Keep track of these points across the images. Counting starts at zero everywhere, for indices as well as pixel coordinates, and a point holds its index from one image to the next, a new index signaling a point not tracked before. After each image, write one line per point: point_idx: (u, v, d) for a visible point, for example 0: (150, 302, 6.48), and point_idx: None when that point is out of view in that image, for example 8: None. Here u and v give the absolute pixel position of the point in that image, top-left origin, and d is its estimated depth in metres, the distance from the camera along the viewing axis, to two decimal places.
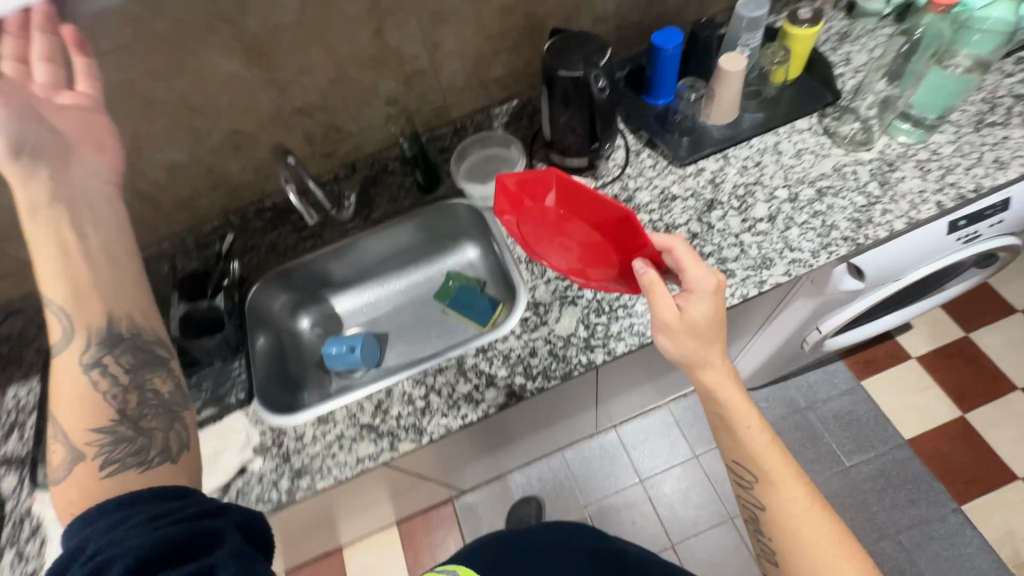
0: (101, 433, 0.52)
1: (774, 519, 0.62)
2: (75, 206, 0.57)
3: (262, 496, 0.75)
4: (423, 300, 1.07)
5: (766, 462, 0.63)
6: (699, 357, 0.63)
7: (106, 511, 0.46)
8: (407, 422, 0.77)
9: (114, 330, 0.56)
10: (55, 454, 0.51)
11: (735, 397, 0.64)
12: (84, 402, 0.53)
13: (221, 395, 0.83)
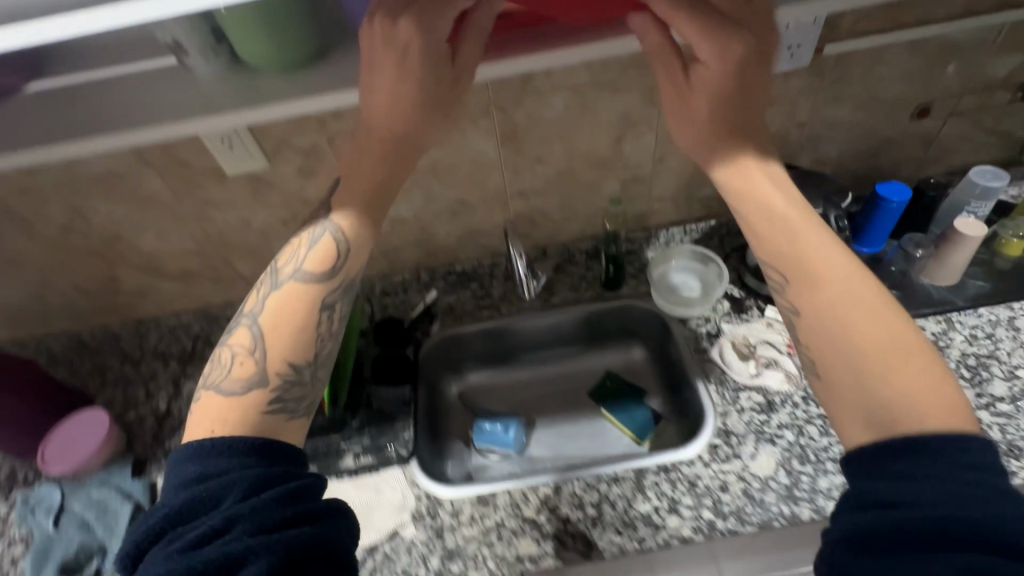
0: (298, 364, 0.51)
1: (812, 314, 0.49)
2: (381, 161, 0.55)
3: (410, 570, 0.70)
4: (572, 393, 1.02)
5: (827, 297, 0.49)
6: (718, 158, 0.55)
7: (228, 449, 0.46)
8: (575, 529, 0.71)
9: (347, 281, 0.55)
10: (241, 362, 0.50)
11: (772, 212, 0.53)
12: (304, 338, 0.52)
13: (379, 442, 0.80)
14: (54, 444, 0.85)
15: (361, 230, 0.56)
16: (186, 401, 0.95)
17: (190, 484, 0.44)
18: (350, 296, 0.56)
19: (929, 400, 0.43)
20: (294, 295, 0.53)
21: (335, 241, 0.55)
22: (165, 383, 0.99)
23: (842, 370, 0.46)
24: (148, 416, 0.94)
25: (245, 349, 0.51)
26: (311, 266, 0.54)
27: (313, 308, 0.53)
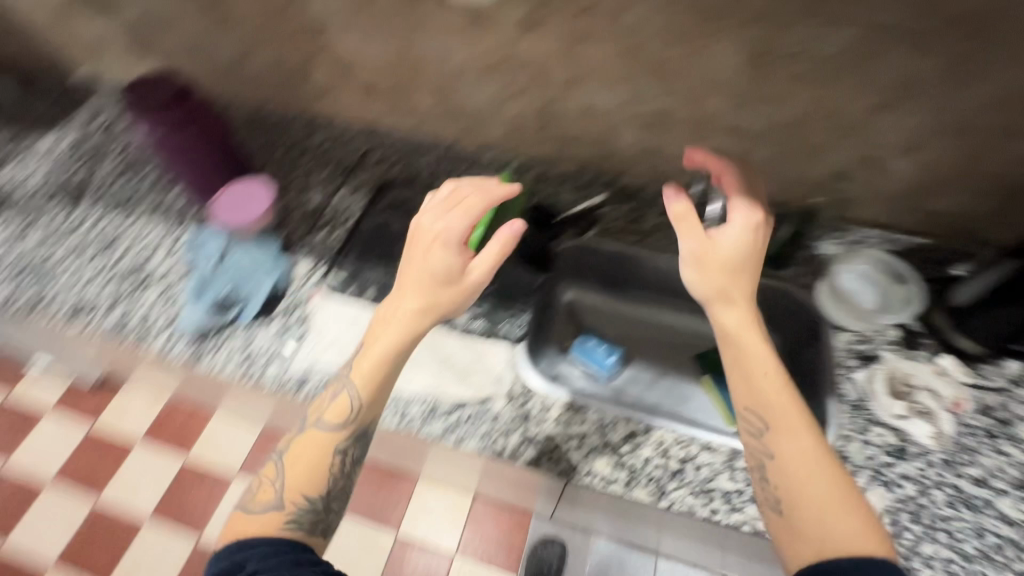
0: (305, 501, 0.61)
1: (752, 384, 0.60)
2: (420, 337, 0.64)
3: (488, 437, 0.74)
4: (680, 349, 0.98)
5: (786, 407, 0.58)
6: (724, 291, 0.64)
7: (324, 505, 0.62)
8: (653, 472, 0.71)
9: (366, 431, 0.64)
10: (339, 402, 0.64)
11: (749, 337, 0.62)
12: (377, 384, 0.64)
13: (496, 321, 0.84)
14: (226, 199, 0.93)
15: (325, 465, 0.62)
16: (334, 205, 0.99)
17: (244, 549, 0.57)
18: (320, 524, 0.62)
19: (857, 521, 0.52)
20: (309, 441, 0.63)
21: (390, 330, 0.63)
22: (319, 182, 1.03)
23: (802, 487, 0.55)
24: (299, 206, 0.99)
25: (271, 479, 0.62)
26: (270, 490, 0.61)
27: (415, 340, 0.64)
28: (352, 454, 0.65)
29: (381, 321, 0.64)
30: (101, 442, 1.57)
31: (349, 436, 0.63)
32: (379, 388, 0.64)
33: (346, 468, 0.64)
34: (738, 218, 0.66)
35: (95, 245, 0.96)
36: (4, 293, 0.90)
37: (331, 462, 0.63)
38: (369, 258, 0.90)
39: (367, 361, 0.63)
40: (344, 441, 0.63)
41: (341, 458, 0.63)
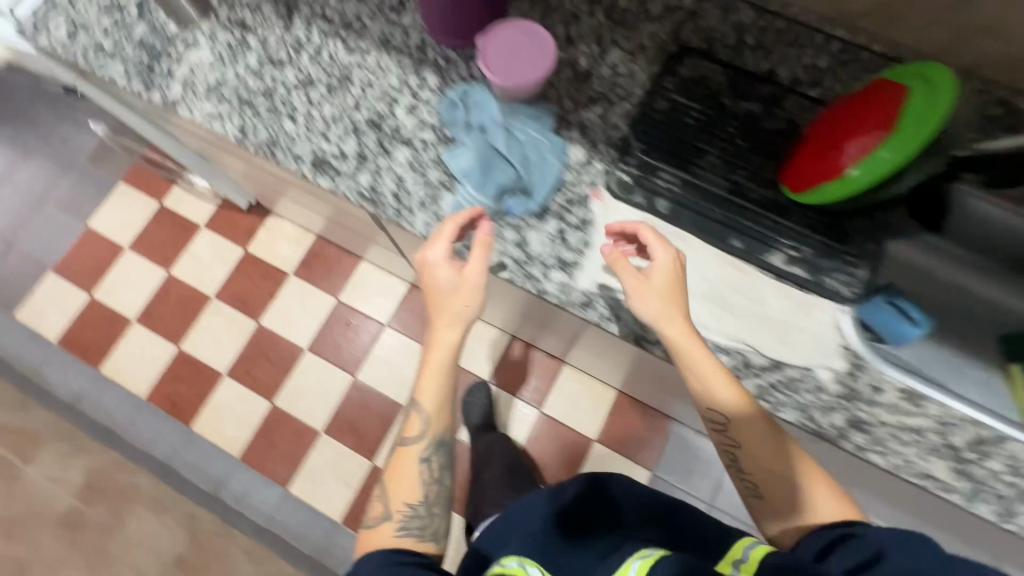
0: (411, 496, 0.73)
1: (704, 380, 0.62)
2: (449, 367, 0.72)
3: (808, 408, 0.64)
4: (981, 323, 0.83)
5: (737, 399, 0.62)
6: (665, 314, 0.62)
7: (422, 496, 0.73)
8: (1000, 487, 0.62)
9: (444, 440, 0.75)
10: (412, 419, 0.75)
11: (694, 347, 0.62)
12: (439, 395, 0.73)
13: (819, 271, 0.68)
14: (494, 49, 0.71)
15: (415, 475, 0.75)
16: (610, 74, 0.78)
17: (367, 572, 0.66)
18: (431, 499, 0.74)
19: (795, 471, 0.62)
20: (427, 358, 0.72)
21: (435, 396, 0.73)
22: (588, 36, 0.80)
23: (779, 473, 0.62)
24: (565, 67, 0.78)
25: (410, 417, 0.75)
26: (377, 506, 0.74)
27: (453, 402, 0.74)
28: (436, 463, 0.76)
29: (436, 346, 0.70)
30: (258, 269, 1.60)
31: (428, 446, 0.75)
32: (434, 394, 0.73)
33: (434, 472, 0.75)
34: (633, 269, 0.64)
35: (324, 80, 0.79)
36: (234, 127, 0.77)
37: (418, 470, 0.75)
38: (661, 161, 0.73)
39: (433, 376, 0.71)
40: (426, 450, 0.75)
41: (427, 465, 0.75)
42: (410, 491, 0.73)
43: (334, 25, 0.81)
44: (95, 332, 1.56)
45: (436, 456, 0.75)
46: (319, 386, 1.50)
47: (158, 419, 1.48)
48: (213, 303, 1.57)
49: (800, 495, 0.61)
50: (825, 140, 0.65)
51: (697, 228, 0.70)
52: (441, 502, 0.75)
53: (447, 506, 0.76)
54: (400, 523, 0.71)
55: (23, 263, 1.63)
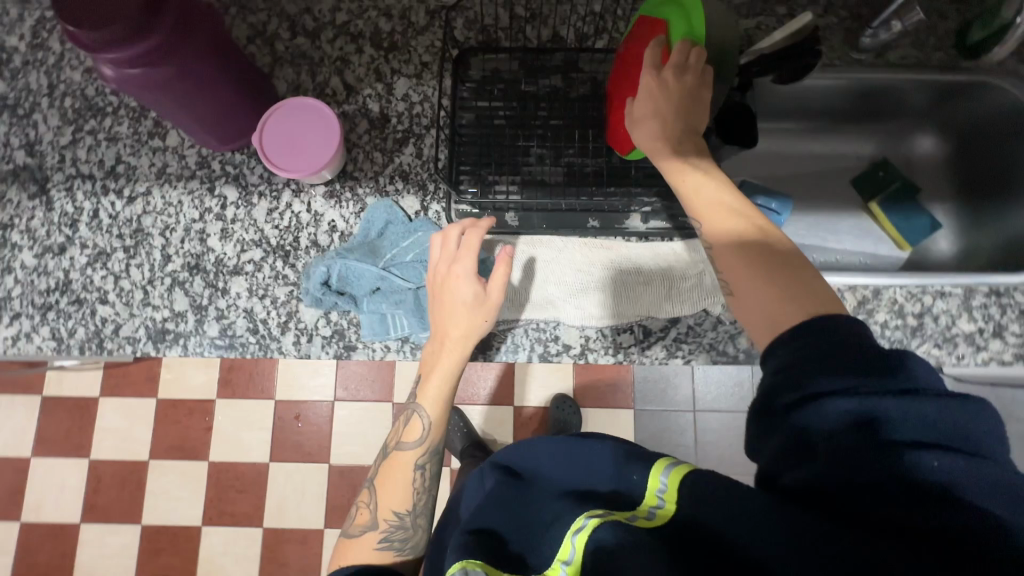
0: (396, 514, 0.60)
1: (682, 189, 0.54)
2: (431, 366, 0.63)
3: (717, 346, 0.67)
4: (833, 176, 0.89)
5: (708, 208, 0.51)
6: (652, 126, 0.57)
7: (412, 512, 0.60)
8: (894, 335, 0.67)
9: (439, 448, 0.62)
10: (411, 425, 0.62)
11: (698, 179, 0.53)
12: (445, 401, 0.62)
13: (675, 214, 0.69)
14: (270, 139, 0.66)
15: (407, 483, 0.61)
16: (406, 107, 0.73)
17: None
18: (405, 540, 0.59)
19: (769, 288, 0.43)
20: (434, 376, 0.62)
21: (437, 384, 0.62)
22: (367, 76, 0.74)
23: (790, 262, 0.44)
24: (359, 118, 0.73)
25: (412, 424, 0.62)
26: (364, 512, 0.60)
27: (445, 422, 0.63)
28: (431, 471, 0.62)
29: (442, 321, 0.61)
30: (180, 409, 1.49)
31: (428, 454, 0.61)
32: (442, 400, 0.61)
33: (429, 483, 0.62)
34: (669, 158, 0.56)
35: (118, 245, 0.70)
36: (46, 339, 0.68)
37: (412, 479, 0.61)
38: (493, 175, 0.71)
39: (437, 380, 0.61)
40: (424, 460, 0.61)
41: (422, 474, 0.62)
42: (399, 499, 0.60)
43: (99, 179, 0.72)
44: (45, 554, 1.44)
45: (432, 467, 0.62)
46: (300, 488, 1.46)
47: None
48: (152, 464, 1.47)
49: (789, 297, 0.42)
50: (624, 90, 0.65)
51: (552, 226, 0.71)
52: (429, 515, 0.61)
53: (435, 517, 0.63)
54: (384, 535, 0.59)
55: None
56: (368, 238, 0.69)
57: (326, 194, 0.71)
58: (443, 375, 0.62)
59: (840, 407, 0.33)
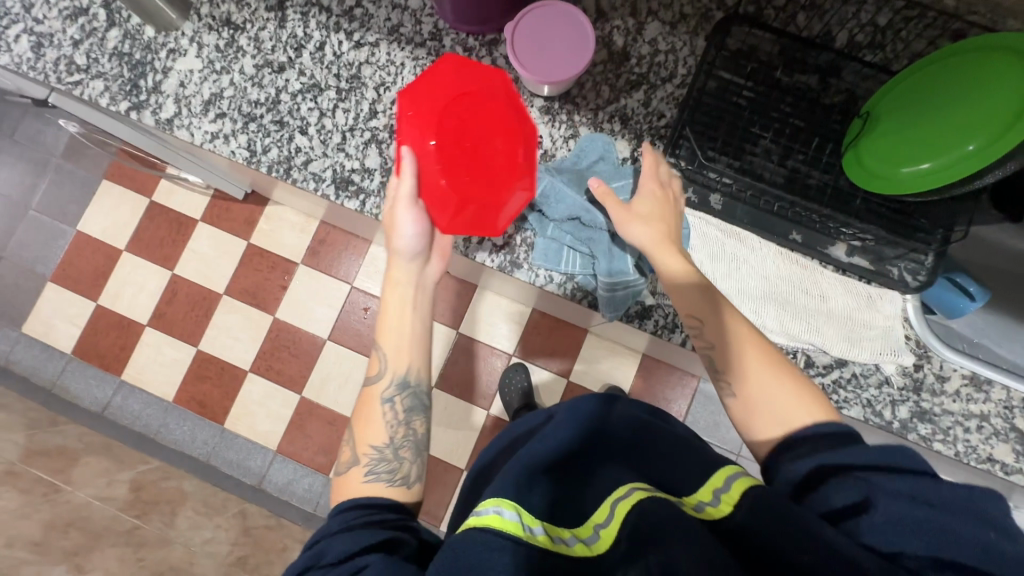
0: (373, 449, 0.60)
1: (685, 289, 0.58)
2: (390, 318, 0.63)
3: (874, 405, 0.64)
4: None
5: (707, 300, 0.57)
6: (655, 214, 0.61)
7: (388, 446, 0.60)
8: None
9: (406, 377, 0.63)
10: (373, 364, 0.64)
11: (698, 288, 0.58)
12: (399, 335, 0.63)
13: (883, 259, 0.66)
14: (521, 37, 0.64)
15: (380, 415, 0.62)
16: (649, 52, 0.70)
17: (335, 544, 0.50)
18: (387, 471, 0.59)
19: (784, 390, 0.50)
20: (383, 318, 0.64)
21: (390, 322, 0.63)
22: (622, 6, 0.70)
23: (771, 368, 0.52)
24: (599, 47, 0.70)
25: (376, 357, 0.64)
26: (345, 451, 0.61)
27: (402, 344, 0.63)
28: (402, 403, 0.62)
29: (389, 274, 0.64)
30: (265, 261, 1.54)
31: (393, 384, 0.63)
32: (400, 334, 0.63)
33: (400, 415, 0.62)
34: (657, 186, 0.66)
35: (332, 84, 0.71)
36: (241, 147, 0.71)
37: (381, 410, 0.62)
38: (713, 152, 0.67)
39: (388, 317, 0.63)
40: (390, 389, 0.63)
41: (391, 406, 0.62)
42: (372, 434, 0.61)
43: (333, 16, 0.71)
44: (109, 340, 1.54)
45: (402, 398, 0.62)
46: (346, 374, 1.50)
47: (190, 420, 1.50)
48: (225, 300, 1.53)
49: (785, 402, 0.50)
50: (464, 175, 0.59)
51: (752, 223, 0.67)
52: (412, 447, 0.61)
53: (422, 452, 0.62)
54: (367, 467, 0.59)
55: (19, 274, 1.56)
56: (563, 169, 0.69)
57: (541, 108, 0.70)
58: (395, 311, 0.63)
59: (845, 490, 0.40)
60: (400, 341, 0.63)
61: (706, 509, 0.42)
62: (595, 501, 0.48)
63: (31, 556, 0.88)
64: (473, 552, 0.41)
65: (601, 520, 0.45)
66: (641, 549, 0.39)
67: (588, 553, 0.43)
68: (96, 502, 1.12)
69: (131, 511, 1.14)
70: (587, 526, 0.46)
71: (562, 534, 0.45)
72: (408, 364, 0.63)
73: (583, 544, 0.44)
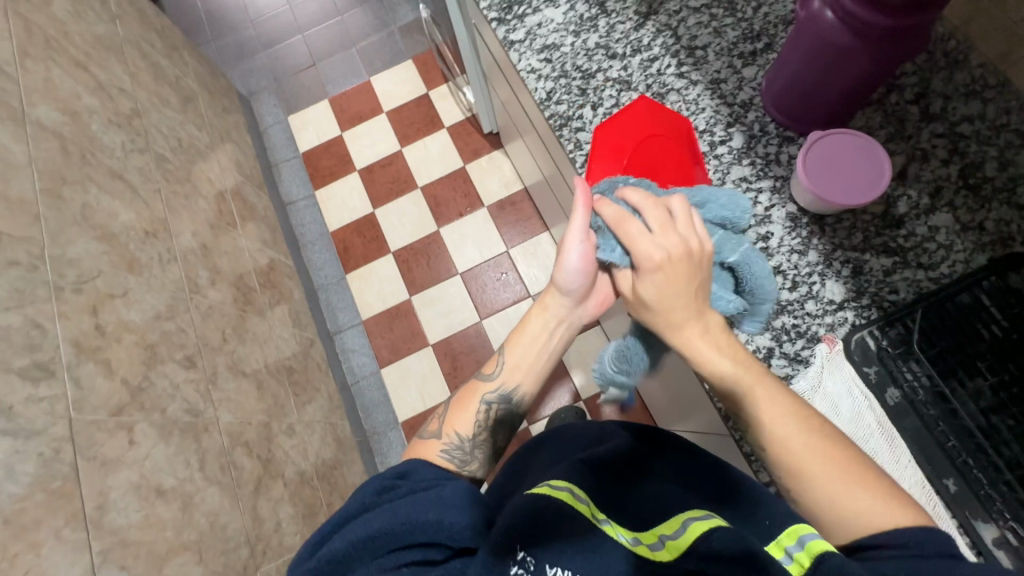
0: (456, 437, 0.67)
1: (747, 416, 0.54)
2: (521, 333, 0.72)
3: None
4: None
5: (781, 427, 0.52)
6: (674, 320, 0.55)
7: (469, 439, 0.67)
8: None
9: (512, 392, 0.70)
10: (491, 364, 0.72)
11: (764, 412, 0.53)
12: (525, 352, 0.71)
13: None
14: (816, 149, 0.69)
15: (474, 410, 0.69)
16: (923, 234, 0.68)
17: (409, 484, 0.49)
18: (458, 456, 0.66)
19: (869, 495, 0.48)
20: (520, 331, 0.72)
21: (522, 339, 0.72)
22: (926, 183, 0.70)
23: (835, 475, 0.49)
24: (879, 200, 0.70)
25: (495, 359, 0.72)
26: (434, 423, 0.69)
27: (522, 354, 0.71)
28: (496, 412, 0.70)
29: (538, 305, 0.71)
30: (464, 187, 1.74)
31: (498, 391, 0.70)
32: (524, 352, 0.71)
33: (489, 420, 0.69)
34: (677, 208, 0.58)
35: (640, 89, 0.80)
36: (543, 90, 0.84)
37: (478, 408, 0.69)
38: (922, 354, 0.64)
39: (523, 335, 0.72)
40: (494, 395, 0.70)
41: (487, 409, 0.69)
42: (460, 421, 0.68)
43: (678, 44, 0.81)
44: (327, 162, 1.85)
45: (499, 407, 0.69)
46: (450, 308, 1.63)
47: (329, 254, 1.74)
48: (416, 192, 1.76)
49: (851, 484, 0.49)
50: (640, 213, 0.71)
51: (914, 440, 0.63)
52: (486, 451, 0.68)
53: (494, 460, 0.69)
54: (445, 446, 0.66)
55: (315, 83, 1.95)
56: (772, 271, 0.70)
57: (790, 213, 0.72)
58: (531, 330, 0.71)
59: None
60: (524, 358, 0.71)
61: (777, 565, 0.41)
62: (660, 513, 0.44)
63: (196, 251, 1.11)
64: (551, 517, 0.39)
65: (670, 532, 0.41)
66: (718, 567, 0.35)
67: (649, 555, 0.39)
68: (245, 253, 1.37)
69: (258, 277, 1.36)
70: (652, 533, 0.42)
71: (625, 532, 0.42)
72: (523, 378, 0.71)
73: (645, 547, 0.40)
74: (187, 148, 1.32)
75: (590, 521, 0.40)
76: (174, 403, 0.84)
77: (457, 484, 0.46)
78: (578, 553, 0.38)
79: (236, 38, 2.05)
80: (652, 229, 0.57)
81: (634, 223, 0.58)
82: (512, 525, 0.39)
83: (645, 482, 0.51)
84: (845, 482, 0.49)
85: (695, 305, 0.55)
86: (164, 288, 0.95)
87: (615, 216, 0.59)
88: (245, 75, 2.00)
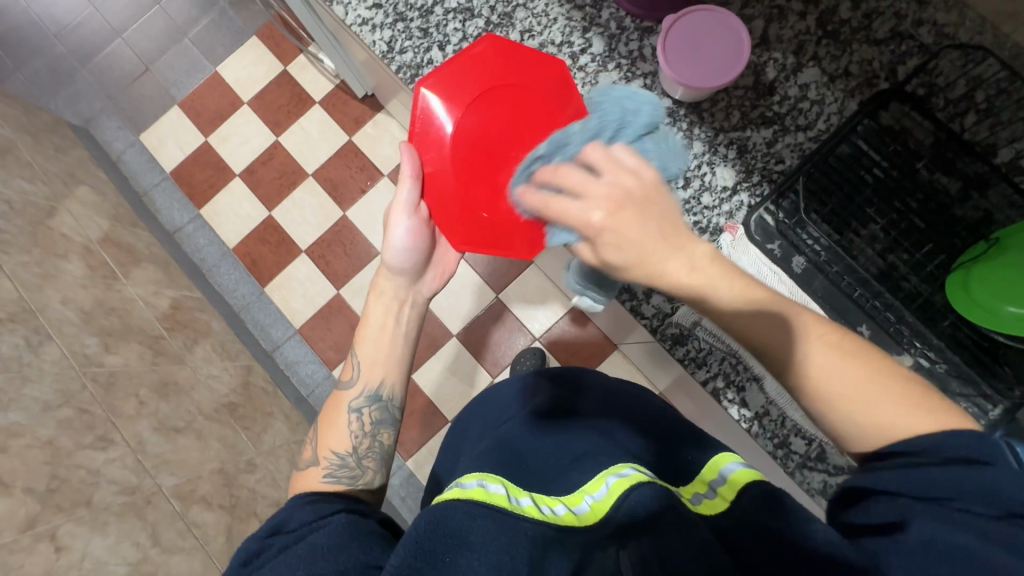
0: (333, 457, 0.64)
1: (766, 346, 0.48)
2: (367, 323, 0.70)
3: None
4: None
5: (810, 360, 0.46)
6: (637, 267, 0.47)
7: (351, 454, 0.65)
8: None
9: (378, 390, 0.68)
10: (346, 371, 0.70)
11: (779, 342, 0.47)
12: (379, 348, 0.70)
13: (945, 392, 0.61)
14: (674, 36, 0.65)
15: (345, 422, 0.67)
16: (796, 95, 0.67)
17: (284, 534, 0.49)
18: (341, 473, 0.63)
19: (900, 405, 0.43)
20: (365, 326, 0.71)
21: (368, 334, 0.70)
22: (789, 41, 0.68)
23: (863, 392, 0.44)
24: (748, 72, 0.68)
25: (348, 364, 0.70)
26: (309, 449, 0.67)
27: (370, 348, 0.70)
28: (369, 416, 0.68)
29: (375, 296, 0.71)
30: (357, 162, 1.62)
31: (363, 394, 0.68)
32: (376, 347, 0.70)
33: (366, 426, 0.67)
34: (596, 157, 0.48)
35: (485, 14, 0.73)
36: (382, 41, 0.75)
37: (348, 419, 0.67)
38: (815, 216, 0.65)
39: (365, 329, 0.70)
40: (360, 399, 0.68)
41: (358, 415, 0.68)
42: (333, 441, 0.66)
43: None
44: (202, 175, 1.67)
45: (369, 409, 0.68)
46: None
47: (239, 272, 1.62)
48: (309, 181, 1.63)
49: (874, 416, 0.44)
50: (482, 195, 0.62)
51: (825, 300, 0.65)
52: (376, 456, 0.66)
53: (385, 462, 0.67)
54: (326, 470, 0.63)
55: (156, 89, 1.72)
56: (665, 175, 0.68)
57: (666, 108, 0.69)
58: (376, 321, 0.70)
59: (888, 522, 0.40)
60: (376, 351, 0.70)
61: (703, 502, 0.42)
62: (587, 473, 0.46)
63: (75, 319, 1.00)
64: (456, 520, 0.37)
65: (594, 492, 0.43)
66: (635, 531, 0.36)
67: (574, 522, 0.40)
68: (140, 302, 1.24)
69: (163, 322, 1.25)
70: (577, 496, 0.43)
71: (550, 503, 0.42)
72: (379, 371, 0.69)
73: (571, 513, 0.41)
74: (24, 209, 1.14)
75: (505, 507, 0.40)
76: (101, 490, 0.78)
77: (333, 525, 0.47)
78: (483, 561, 0.34)
79: (47, 61, 1.76)
80: (579, 192, 0.48)
81: (563, 200, 0.48)
82: (407, 556, 0.35)
83: (564, 446, 0.53)
84: (873, 398, 0.44)
85: (667, 243, 0.47)
86: (47, 374, 0.85)
87: (543, 198, 0.49)
88: (73, 101, 1.74)
